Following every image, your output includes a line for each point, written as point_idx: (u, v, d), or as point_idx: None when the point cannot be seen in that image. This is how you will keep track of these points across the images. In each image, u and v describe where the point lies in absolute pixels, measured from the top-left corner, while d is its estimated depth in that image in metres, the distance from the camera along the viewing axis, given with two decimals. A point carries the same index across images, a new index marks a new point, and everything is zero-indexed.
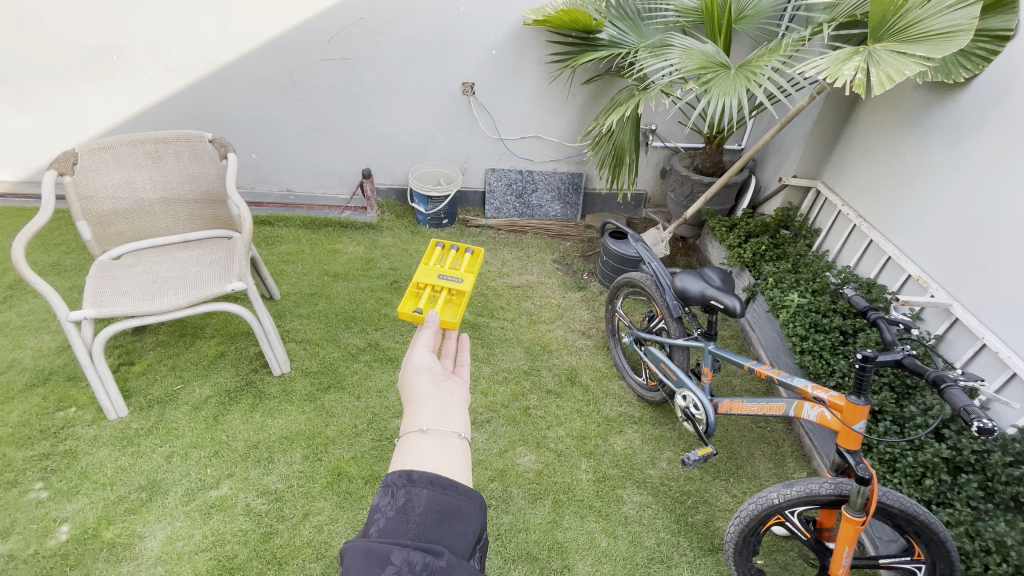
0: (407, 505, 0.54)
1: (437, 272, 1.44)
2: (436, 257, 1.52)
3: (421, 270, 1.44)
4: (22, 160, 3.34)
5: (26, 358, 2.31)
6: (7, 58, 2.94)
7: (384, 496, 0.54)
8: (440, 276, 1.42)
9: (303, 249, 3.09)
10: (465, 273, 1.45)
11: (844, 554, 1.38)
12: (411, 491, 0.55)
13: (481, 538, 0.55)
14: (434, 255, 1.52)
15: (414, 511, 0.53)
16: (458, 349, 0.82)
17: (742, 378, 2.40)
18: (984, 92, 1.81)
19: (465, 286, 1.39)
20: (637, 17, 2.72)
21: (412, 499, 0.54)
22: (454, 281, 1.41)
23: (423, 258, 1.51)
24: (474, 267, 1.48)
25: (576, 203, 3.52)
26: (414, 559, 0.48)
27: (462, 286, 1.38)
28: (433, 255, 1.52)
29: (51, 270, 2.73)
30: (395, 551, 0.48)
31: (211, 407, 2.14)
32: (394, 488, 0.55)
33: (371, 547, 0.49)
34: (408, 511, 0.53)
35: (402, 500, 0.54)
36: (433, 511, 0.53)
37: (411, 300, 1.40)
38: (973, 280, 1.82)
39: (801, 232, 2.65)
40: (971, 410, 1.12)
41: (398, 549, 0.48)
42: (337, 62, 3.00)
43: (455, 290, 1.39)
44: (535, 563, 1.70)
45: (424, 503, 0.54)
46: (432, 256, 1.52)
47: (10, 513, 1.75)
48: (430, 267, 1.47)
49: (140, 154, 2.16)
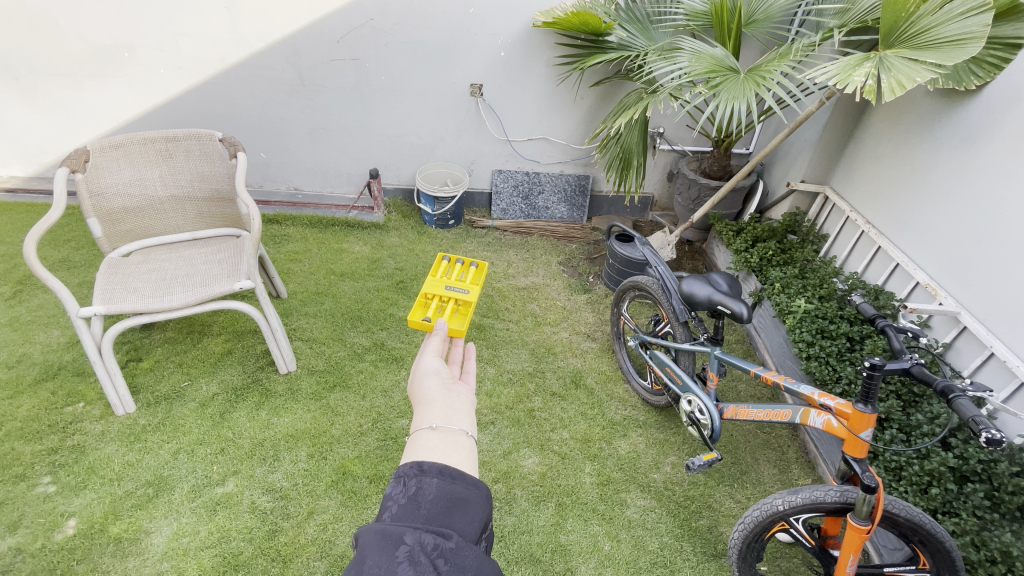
0: (418, 492, 0.55)
1: (444, 283, 1.45)
2: (442, 269, 1.52)
3: (429, 281, 1.45)
4: (33, 156, 3.37)
5: (35, 353, 2.33)
6: (20, 55, 2.97)
7: (396, 485, 0.56)
8: (447, 287, 1.43)
9: (310, 248, 3.11)
10: (470, 285, 1.46)
11: (849, 562, 1.37)
12: (422, 480, 0.56)
13: (488, 526, 0.56)
14: (441, 268, 1.53)
15: (425, 498, 0.54)
16: (464, 356, 0.81)
17: (748, 383, 2.40)
18: (997, 100, 1.79)
19: (472, 296, 1.39)
20: (647, 20, 2.73)
21: (422, 488, 0.55)
22: (461, 291, 1.42)
23: (430, 271, 1.52)
24: (479, 280, 1.49)
25: (583, 205, 3.52)
26: (425, 541, 0.50)
27: (468, 297, 1.39)
28: (440, 268, 1.53)
29: (62, 266, 2.76)
30: (408, 532, 0.50)
31: (218, 404, 2.15)
32: (406, 478, 0.56)
33: (385, 530, 0.50)
34: (419, 498, 0.54)
35: (413, 488, 0.55)
36: (442, 500, 0.54)
37: (419, 310, 1.39)
38: (982, 287, 1.81)
39: (809, 238, 2.64)
40: (979, 420, 1.11)
41: (411, 531, 0.50)
42: (346, 62, 3.01)
43: (462, 300, 1.39)
44: (538, 565, 1.71)
45: (434, 491, 0.55)
46: (439, 269, 1.53)
47: (19, 506, 1.77)
48: (438, 279, 1.47)
49: (151, 152, 2.18)
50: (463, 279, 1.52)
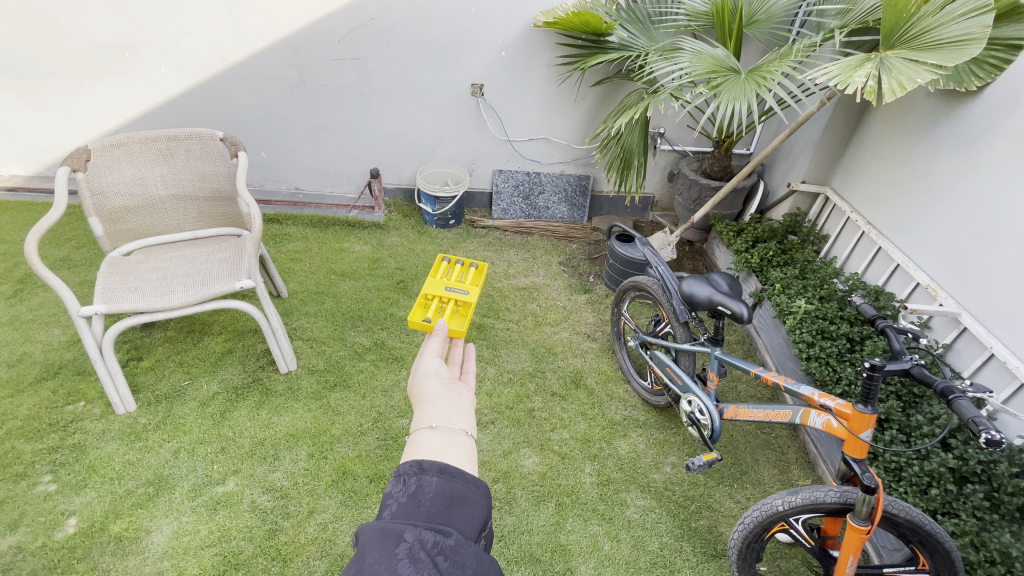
0: (418, 491, 0.55)
1: (444, 284, 1.45)
2: (442, 270, 1.52)
3: (428, 282, 1.45)
4: (34, 155, 3.38)
5: (36, 352, 2.33)
6: (21, 54, 2.97)
7: (396, 484, 0.56)
8: (447, 288, 1.43)
9: (310, 248, 3.11)
10: (470, 286, 1.46)
11: (849, 562, 1.38)
12: (421, 479, 0.56)
13: (487, 524, 0.56)
14: (441, 269, 1.53)
15: (425, 496, 0.54)
16: (464, 357, 0.81)
17: (748, 383, 2.40)
18: (997, 101, 1.80)
19: (472, 297, 1.39)
20: (648, 21, 2.73)
21: (422, 486, 0.55)
22: (461, 292, 1.41)
23: (430, 272, 1.52)
24: (479, 280, 1.49)
25: (583, 206, 3.52)
26: (425, 539, 0.50)
27: (468, 298, 1.39)
28: (440, 269, 1.53)
29: (62, 265, 2.76)
30: (408, 530, 0.50)
31: (218, 403, 2.15)
32: (405, 476, 0.56)
33: (385, 527, 0.50)
34: (419, 496, 0.54)
35: (413, 486, 0.56)
36: (441, 497, 0.55)
37: (419, 310, 1.40)
38: (982, 289, 1.81)
39: (809, 238, 2.64)
40: (978, 421, 1.11)
41: (411, 529, 0.50)
42: (347, 62, 3.02)
43: (462, 301, 1.39)
44: (537, 565, 1.71)
45: (433, 490, 0.55)
46: (439, 270, 1.53)
47: (20, 505, 1.78)
48: (438, 280, 1.47)
49: (152, 151, 2.18)
50: (463, 279, 1.52)
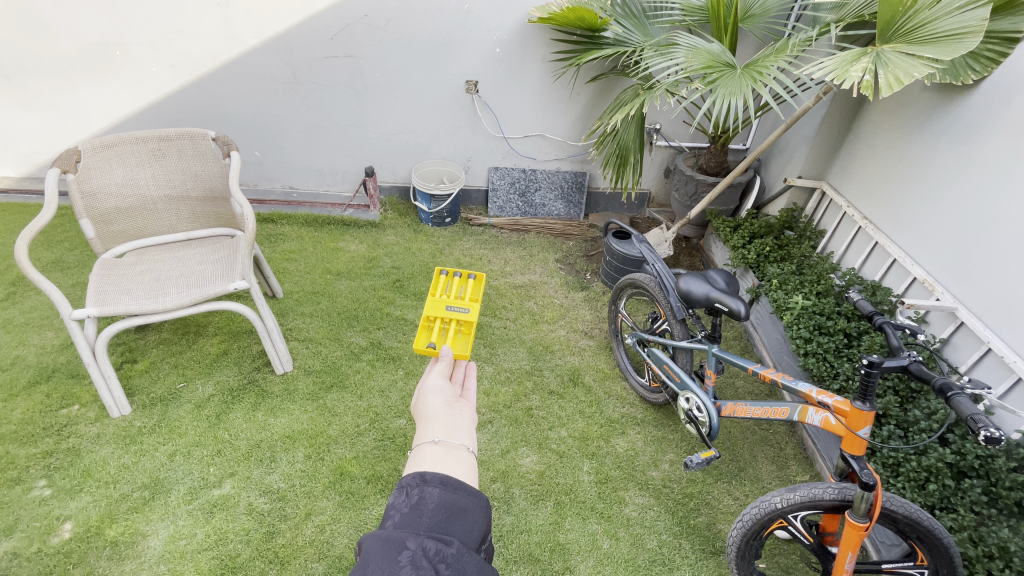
0: (421, 502, 0.54)
1: (445, 302, 1.43)
2: (441, 285, 1.50)
3: (429, 302, 1.42)
4: (25, 156, 3.34)
5: (29, 356, 2.31)
6: (9, 53, 2.93)
7: (399, 495, 0.55)
8: (448, 307, 1.41)
9: (305, 247, 3.09)
10: (470, 301, 1.44)
11: (848, 559, 1.37)
12: (423, 490, 0.55)
13: (488, 536, 0.55)
14: (439, 283, 1.50)
15: (427, 507, 0.54)
16: (465, 374, 0.80)
17: (745, 380, 2.41)
18: (994, 95, 1.79)
19: (473, 315, 1.38)
20: (643, 16, 2.70)
21: (424, 498, 0.55)
22: (461, 310, 1.40)
23: (429, 288, 1.48)
24: (479, 294, 1.48)
25: (579, 202, 3.50)
26: (428, 547, 0.49)
27: (469, 317, 1.37)
28: (439, 283, 1.50)
29: (54, 267, 2.73)
30: (410, 538, 0.49)
31: (214, 406, 2.14)
32: (408, 487, 0.55)
33: (388, 535, 0.49)
34: (421, 506, 0.54)
35: (416, 498, 0.55)
36: (443, 508, 0.54)
37: (422, 334, 1.39)
38: (978, 284, 1.81)
39: (806, 233, 2.64)
40: (977, 418, 1.10)
41: (413, 536, 0.49)
42: (340, 59, 2.99)
43: (463, 320, 1.38)
44: (536, 564, 1.71)
45: (435, 501, 0.54)
46: (439, 284, 1.50)
47: (14, 509, 1.76)
48: (438, 298, 1.45)
49: (145, 152, 2.16)
50: (462, 293, 1.50)
